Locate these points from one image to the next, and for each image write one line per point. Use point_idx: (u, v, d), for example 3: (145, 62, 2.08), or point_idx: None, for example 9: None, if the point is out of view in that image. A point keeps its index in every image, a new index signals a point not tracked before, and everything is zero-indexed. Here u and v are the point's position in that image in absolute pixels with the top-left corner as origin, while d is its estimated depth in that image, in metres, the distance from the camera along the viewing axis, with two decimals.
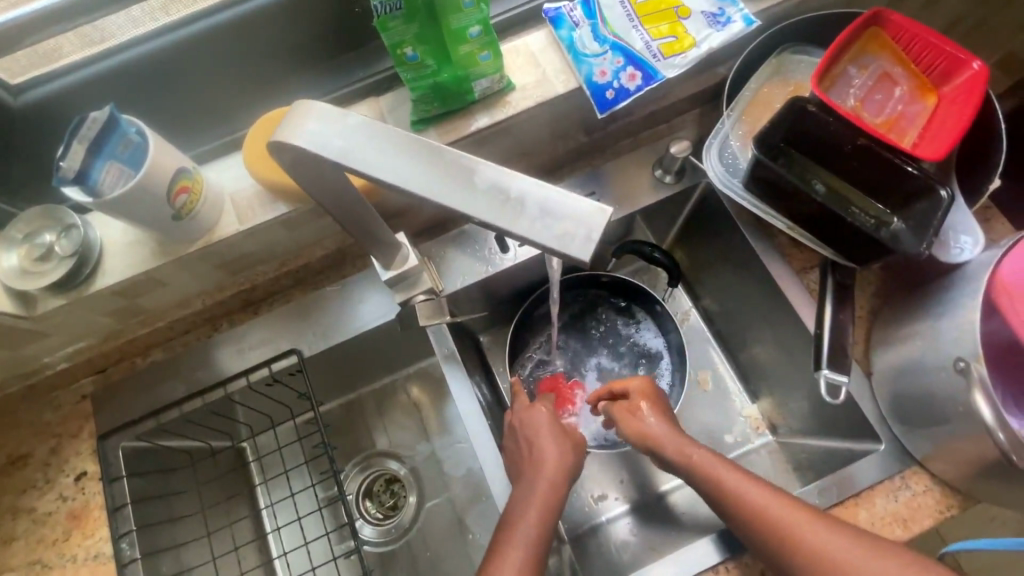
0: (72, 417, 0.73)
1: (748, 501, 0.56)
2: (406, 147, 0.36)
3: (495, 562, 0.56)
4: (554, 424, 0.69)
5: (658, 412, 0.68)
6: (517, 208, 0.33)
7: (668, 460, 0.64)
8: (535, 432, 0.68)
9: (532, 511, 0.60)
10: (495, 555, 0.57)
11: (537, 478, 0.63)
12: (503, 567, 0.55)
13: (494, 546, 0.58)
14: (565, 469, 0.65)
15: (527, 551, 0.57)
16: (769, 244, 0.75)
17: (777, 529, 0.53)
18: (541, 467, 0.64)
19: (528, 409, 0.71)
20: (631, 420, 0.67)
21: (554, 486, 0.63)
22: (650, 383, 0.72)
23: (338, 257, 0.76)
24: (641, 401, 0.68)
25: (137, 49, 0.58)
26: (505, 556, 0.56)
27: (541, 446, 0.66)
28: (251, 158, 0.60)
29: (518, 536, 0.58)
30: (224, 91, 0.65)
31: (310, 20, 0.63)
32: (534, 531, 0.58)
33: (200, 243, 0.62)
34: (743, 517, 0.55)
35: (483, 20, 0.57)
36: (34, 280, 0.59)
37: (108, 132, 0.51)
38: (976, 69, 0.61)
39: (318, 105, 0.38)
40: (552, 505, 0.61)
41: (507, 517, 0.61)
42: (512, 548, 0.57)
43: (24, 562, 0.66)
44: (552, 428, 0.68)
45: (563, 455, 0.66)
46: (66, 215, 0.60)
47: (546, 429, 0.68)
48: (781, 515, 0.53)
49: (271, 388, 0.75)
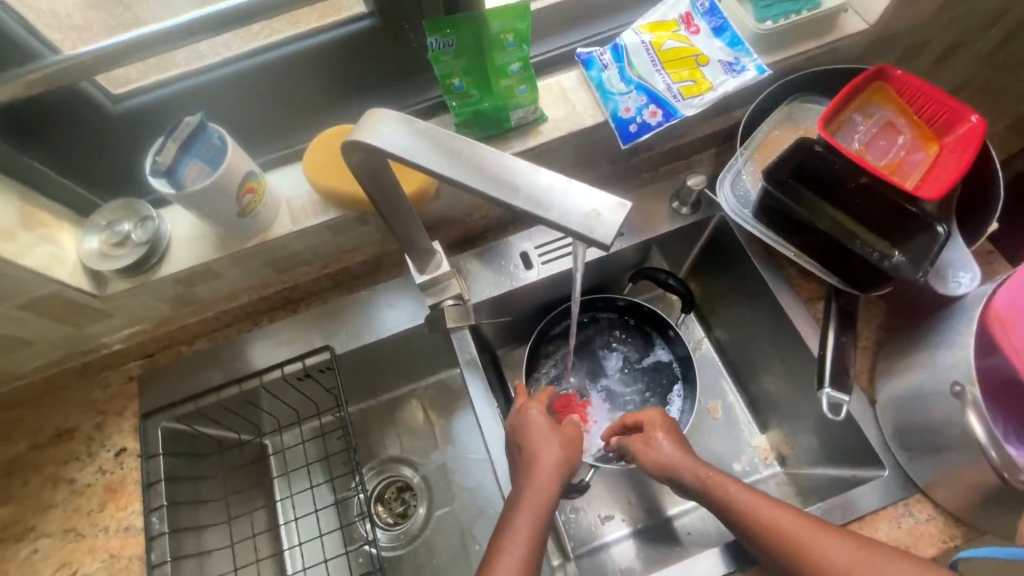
0: (119, 396, 0.78)
1: (757, 516, 0.59)
2: (457, 148, 0.42)
3: (491, 564, 0.56)
4: (552, 427, 0.69)
5: (670, 438, 0.70)
6: (551, 200, 0.38)
7: (684, 486, 0.66)
8: (529, 432, 0.69)
9: (527, 515, 0.60)
10: (491, 553, 0.57)
11: (530, 484, 0.63)
12: (497, 564, 0.55)
13: (489, 554, 0.57)
14: (561, 464, 0.65)
15: (518, 553, 0.56)
16: (778, 274, 0.79)
17: (784, 539, 0.57)
18: (537, 469, 0.64)
19: (523, 413, 0.72)
20: (647, 451, 0.69)
21: (547, 492, 0.62)
22: (663, 414, 0.73)
23: (375, 264, 0.83)
24: (657, 431, 0.70)
25: (219, 70, 0.66)
26: (499, 558, 0.56)
27: (536, 446, 0.66)
28: (313, 167, 0.68)
29: (513, 540, 0.58)
30: (291, 112, 0.74)
31: (373, 53, 0.71)
32: (526, 532, 0.58)
33: (256, 239, 0.69)
34: (752, 529, 0.59)
35: (524, 58, 0.66)
36: (109, 262, 0.65)
37: (197, 135, 0.58)
38: (974, 122, 0.66)
39: (387, 111, 0.44)
40: (543, 506, 0.61)
41: (503, 522, 0.60)
42: (506, 550, 0.57)
43: (60, 528, 0.71)
44: (541, 433, 0.68)
45: (556, 453, 0.66)
46: (143, 208, 0.68)
47: (537, 432, 0.68)
48: (788, 529, 0.57)
49: (302, 382, 0.80)
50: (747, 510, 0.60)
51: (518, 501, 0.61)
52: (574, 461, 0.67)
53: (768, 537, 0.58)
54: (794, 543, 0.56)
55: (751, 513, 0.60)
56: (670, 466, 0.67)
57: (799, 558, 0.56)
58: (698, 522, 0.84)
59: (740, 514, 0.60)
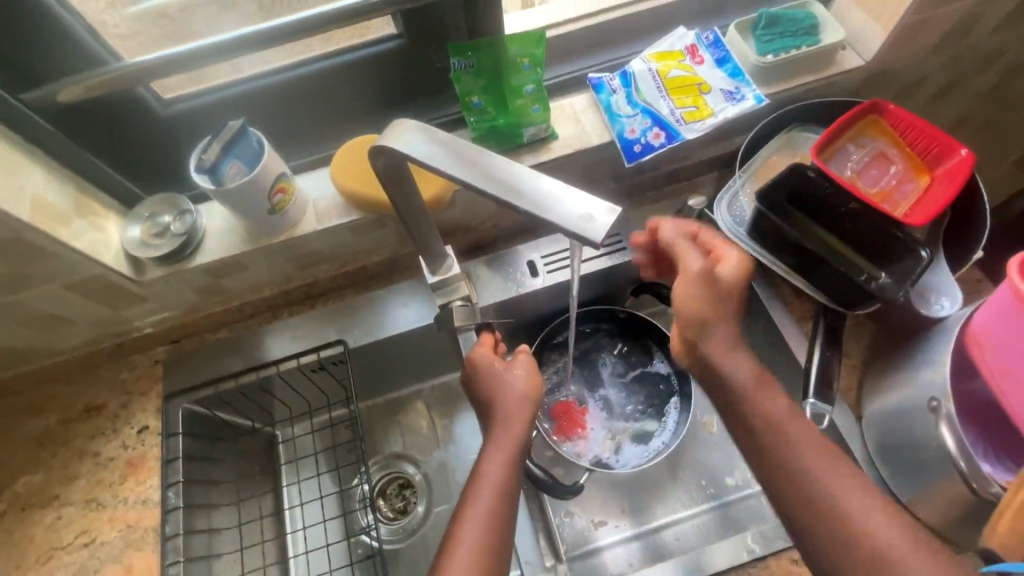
0: (145, 377, 0.83)
1: (789, 447, 0.55)
2: (470, 155, 0.47)
3: (461, 515, 0.60)
4: (503, 365, 0.71)
5: (725, 278, 0.62)
6: (550, 202, 0.43)
7: (719, 378, 0.60)
8: (489, 377, 0.70)
9: (495, 464, 0.63)
10: (459, 506, 0.61)
11: (499, 431, 0.66)
12: (461, 523, 0.59)
13: (462, 505, 0.61)
14: (526, 402, 0.68)
15: (485, 509, 0.60)
16: (773, 292, 0.82)
17: (801, 468, 0.54)
18: (504, 417, 0.67)
19: (474, 363, 0.71)
20: (683, 287, 0.62)
21: (517, 440, 0.65)
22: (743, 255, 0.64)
23: (390, 265, 0.88)
24: (717, 266, 0.63)
25: (259, 81, 0.73)
26: (466, 512, 0.60)
27: (496, 395, 0.69)
28: (339, 172, 0.73)
29: (481, 492, 0.61)
30: (322, 122, 0.80)
31: (399, 71, 0.77)
32: (490, 492, 0.61)
33: (284, 235, 0.75)
34: (781, 469, 0.55)
35: (538, 81, 0.74)
36: (148, 250, 0.71)
37: (239, 138, 0.64)
38: (963, 155, 0.70)
39: (412, 123, 0.49)
40: (512, 459, 0.64)
41: (477, 468, 0.63)
42: (474, 502, 0.61)
43: (83, 498, 0.75)
44: (499, 374, 0.70)
45: (525, 395, 0.69)
46: (183, 202, 0.74)
47: (496, 376, 0.70)
48: (814, 464, 0.53)
49: (316, 374, 0.85)
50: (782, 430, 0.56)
51: (490, 447, 0.65)
52: (540, 399, 0.70)
53: (821, 502, 0.52)
54: (815, 478, 0.53)
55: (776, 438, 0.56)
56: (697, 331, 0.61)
57: (809, 489, 0.53)
58: (689, 531, 0.87)
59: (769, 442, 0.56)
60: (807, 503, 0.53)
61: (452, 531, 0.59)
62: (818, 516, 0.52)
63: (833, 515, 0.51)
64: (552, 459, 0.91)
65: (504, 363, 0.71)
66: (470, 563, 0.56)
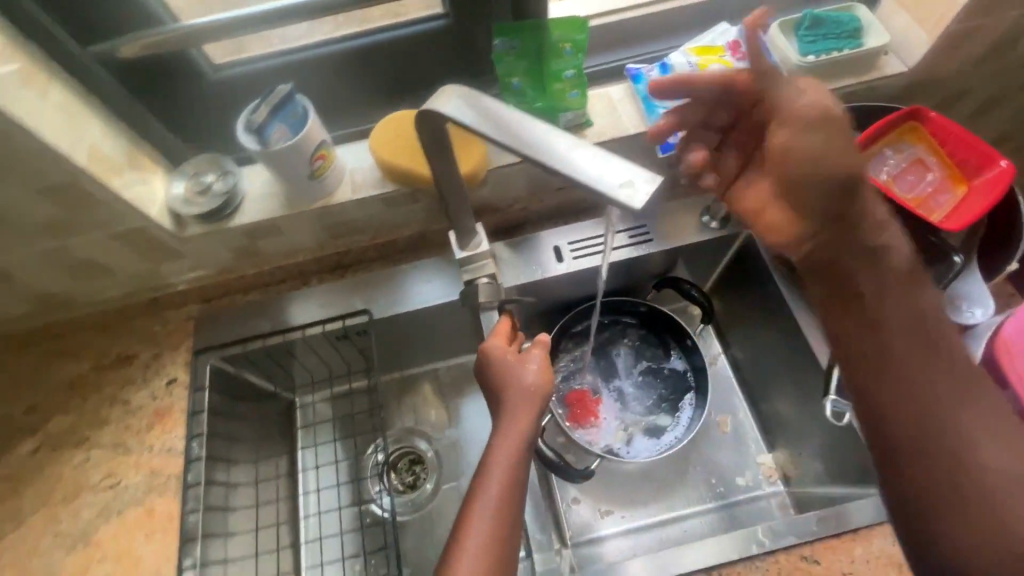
0: (176, 332, 0.85)
1: (925, 333, 0.53)
2: (515, 121, 0.48)
3: (468, 509, 0.59)
4: (514, 356, 0.70)
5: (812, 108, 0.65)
6: (590, 168, 0.44)
7: (873, 250, 0.56)
8: (500, 367, 0.70)
9: (501, 459, 0.62)
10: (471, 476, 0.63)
11: (505, 422, 0.65)
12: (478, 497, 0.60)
13: (469, 497, 0.60)
14: (535, 396, 0.68)
15: (491, 503, 0.59)
16: (798, 293, 0.83)
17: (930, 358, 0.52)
18: (509, 409, 0.66)
19: (486, 352, 0.71)
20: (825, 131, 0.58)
21: (524, 430, 0.65)
22: None
23: (419, 241, 0.89)
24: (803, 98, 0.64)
25: (306, 52, 0.75)
26: (475, 504, 0.59)
27: (506, 386, 0.68)
28: (380, 145, 0.75)
29: (487, 486, 0.60)
30: (363, 96, 0.82)
31: (441, 49, 0.78)
32: (498, 485, 0.60)
33: (321, 202, 0.77)
34: (908, 344, 0.52)
35: (578, 67, 0.74)
36: (190, 207, 0.74)
37: (285, 104, 0.67)
38: (1003, 167, 0.69)
39: (457, 88, 0.51)
40: (520, 450, 0.63)
41: (483, 458, 0.63)
42: (481, 494, 0.60)
43: (112, 442, 0.78)
44: (509, 364, 0.69)
45: (535, 388, 0.68)
46: (226, 164, 0.77)
47: (507, 366, 0.69)
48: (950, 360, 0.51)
49: (340, 343, 0.87)
50: (920, 312, 0.54)
51: (495, 439, 0.64)
52: (549, 393, 0.69)
53: (931, 384, 0.50)
54: (944, 370, 0.51)
55: (913, 319, 0.53)
56: (836, 194, 0.57)
57: (930, 375, 0.51)
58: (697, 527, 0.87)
59: (889, 321, 0.54)
60: (915, 385, 0.51)
61: (461, 524, 0.59)
62: (926, 398, 0.50)
63: (944, 405, 0.50)
64: (564, 445, 0.92)
65: (517, 355, 0.71)
66: (477, 554, 0.56)
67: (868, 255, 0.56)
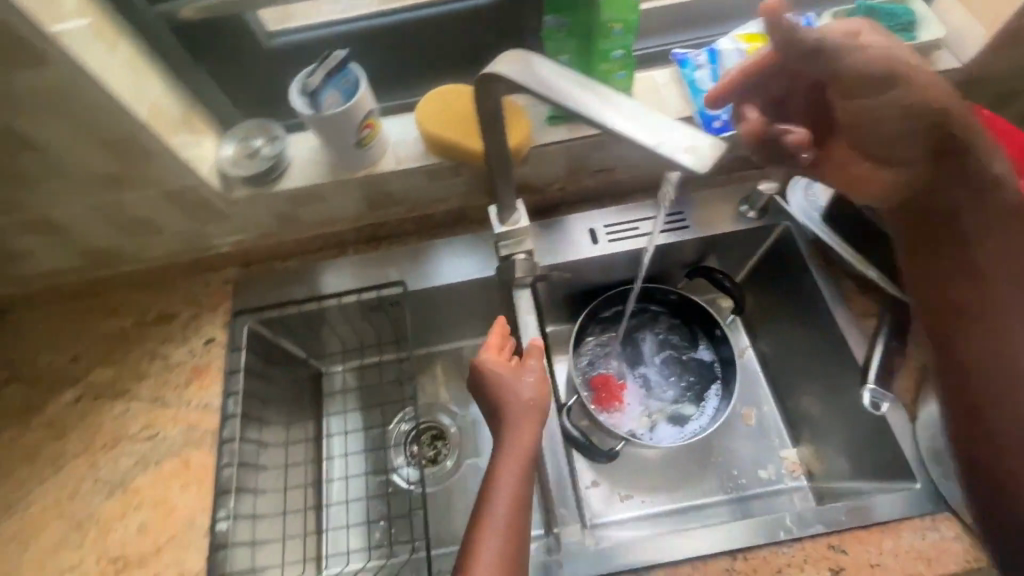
0: (215, 293, 0.87)
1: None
2: (578, 84, 0.49)
3: (478, 526, 0.59)
4: (509, 368, 0.68)
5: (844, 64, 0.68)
6: (654, 130, 0.44)
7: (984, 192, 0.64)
8: (496, 382, 0.68)
9: (507, 477, 0.61)
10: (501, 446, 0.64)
11: (507, 436, 0.64)
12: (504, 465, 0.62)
13: (478, 510, 0.60)
14: (536, 408, 0.66)
15: (501, 522, 0.58)
16: (834, 287, 0.83)
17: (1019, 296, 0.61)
18: (510, 420, 0.65)
19: (479, 367, 0.69)
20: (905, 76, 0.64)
21: (529, 440, 0.64)
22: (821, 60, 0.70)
23: (456, 216, 0.90)
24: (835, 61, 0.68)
25: (358, 23, 0.77)
26: (487, 521, 0.59)
27: (504, 400, 0.67)
28: (426, 118, 0.76)
29: (495, 501, 0.60)
30: (409, 70, 0.83)
31: (490, 25, 0.79)
32: (506, 502, 0.60)
33: (365, 171, 0.78)
34: (1000, 275, 0.62)
35: (626, 47, 0.74)
36: (238, 169, 0.75)
37: (339, 70, 0.68)
38: None
39: (521, 52, 0.52)
40: (526, 458, 0.63)
41: (485, 477, 0.62)
42: (491, 511, 0.59)
43: (151, 395, 0.80)
44: (504, 378, 0.68)
45: (532, 401, 0.66)
46: (275, 129, 0.78)
47: (502, 382, 0.68)
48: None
49: (372, 313, 0.88)
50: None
51: (497, 458, 0.63)
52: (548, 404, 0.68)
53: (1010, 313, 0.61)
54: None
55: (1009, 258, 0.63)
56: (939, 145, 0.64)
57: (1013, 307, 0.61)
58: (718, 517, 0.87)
59: (986, 257, 0.63)
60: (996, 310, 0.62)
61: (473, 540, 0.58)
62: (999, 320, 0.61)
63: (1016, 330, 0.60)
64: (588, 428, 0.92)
65: (513, 367, 0.69)
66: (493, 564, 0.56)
67: (979, 194, 0.64)
